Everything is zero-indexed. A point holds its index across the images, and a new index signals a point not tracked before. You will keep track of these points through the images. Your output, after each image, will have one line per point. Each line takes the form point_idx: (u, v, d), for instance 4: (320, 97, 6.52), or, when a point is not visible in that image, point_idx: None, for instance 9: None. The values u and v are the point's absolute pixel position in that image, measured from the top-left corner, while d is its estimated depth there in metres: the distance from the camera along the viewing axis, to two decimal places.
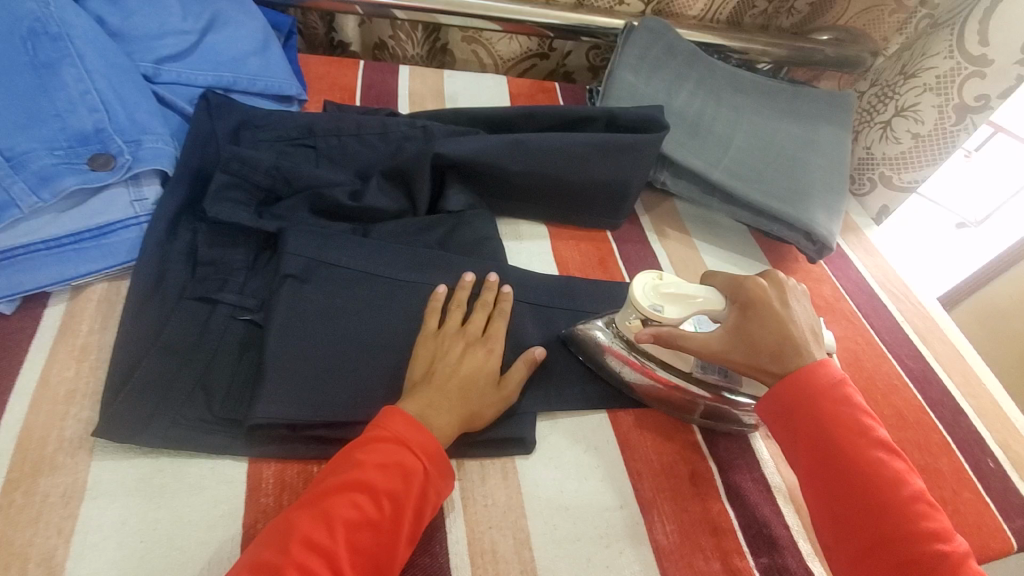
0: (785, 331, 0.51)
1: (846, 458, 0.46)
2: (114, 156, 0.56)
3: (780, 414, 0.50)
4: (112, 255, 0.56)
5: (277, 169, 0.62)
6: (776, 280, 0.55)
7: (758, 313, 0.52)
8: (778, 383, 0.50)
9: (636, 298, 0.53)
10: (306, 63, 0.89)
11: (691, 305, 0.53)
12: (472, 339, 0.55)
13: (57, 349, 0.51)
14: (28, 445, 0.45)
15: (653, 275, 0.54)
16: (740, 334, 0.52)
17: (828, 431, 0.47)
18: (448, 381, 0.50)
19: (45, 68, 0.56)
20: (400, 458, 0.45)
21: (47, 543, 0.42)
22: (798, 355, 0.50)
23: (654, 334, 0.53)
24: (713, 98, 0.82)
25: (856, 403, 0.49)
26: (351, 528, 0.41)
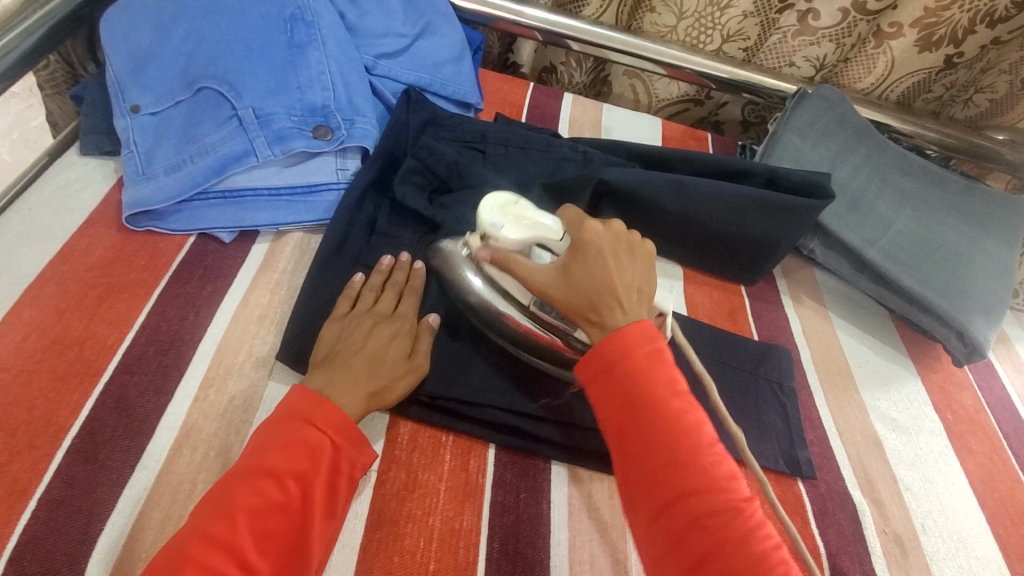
0: (606, 278, 0.48)
1: (653, 417, 0.43)
2: (332, 129, 0.65)
3: (602, 372, 0.45)
4: (313, 211, 0.65)
5: (456, 164, 0.69)
6: (614, 230, 0.52)
7: (585, 253, 0.50)
8: (602, 342, 0.46)
9: (481, 215, 0.55)
10: (483, 77, 0.97)
11: (534, 230, 0.54)
12: (381, 318, 0.56)
13: (258, 279, 0.60)
14: (226, 352, 0.54)
15: (508, 199, 0.57)
16: (564, 275, 0.50)
17: (639, 393, 0.43)
18: (354, 359, 0.51)
19: (297, 47, 0.67)
20: (302, 436, 0.45)
21: (227, 438, 0.49)
22: (613, 305, 0.47)
23: (491, 254, 0.54)
24: (878, 176, 0.80)
25: (663, 359, 0.45)
26: (255, 515, 0.41)
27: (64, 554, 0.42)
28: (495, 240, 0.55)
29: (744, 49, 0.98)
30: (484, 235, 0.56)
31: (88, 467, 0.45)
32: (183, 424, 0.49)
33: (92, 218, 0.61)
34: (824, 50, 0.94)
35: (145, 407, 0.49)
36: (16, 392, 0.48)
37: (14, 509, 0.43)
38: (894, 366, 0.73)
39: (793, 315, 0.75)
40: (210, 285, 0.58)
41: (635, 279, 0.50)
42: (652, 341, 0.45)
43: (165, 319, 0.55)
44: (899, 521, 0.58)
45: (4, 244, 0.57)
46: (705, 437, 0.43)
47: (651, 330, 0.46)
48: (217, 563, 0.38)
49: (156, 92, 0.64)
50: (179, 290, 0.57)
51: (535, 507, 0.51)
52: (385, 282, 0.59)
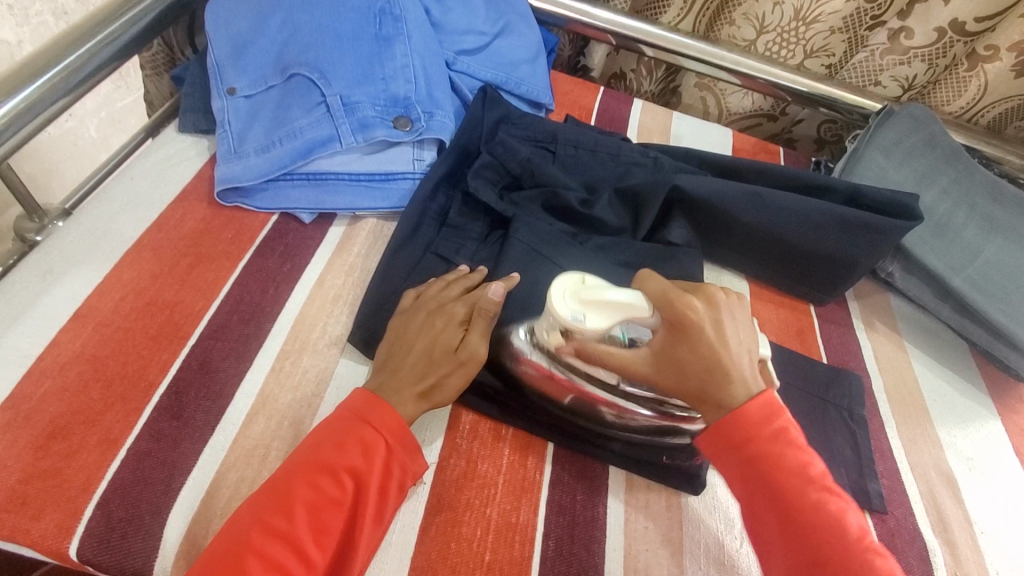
0: (716, 357, 0.44)
1: (790, 508, 0.42)
2: (412, 121, 0.67)
3: (726, 454, 0.45)
4: (389, 199, 0.67)
5: (529, 162, 0.70)
6: (709, 297, 0.46)
7: (684, 335, 0.45)
8: (722, 420, 0.45)
9: (557, 311, 0.47)
10: (554, 79, 0.98)
11: (618, 313, 0.46)
12: (432, 308, 0.53)
13: (333, 261, 0.62)
14: (302, 327, 0.56)
15: (573, 279, 0.47)
16: (664, 358, 0.46)
17: (773, 482, 0.43)
18: (405, 359, 0.50)
19: (384, 39, 0.69)
20: (357, 435, 0.46)
21: (300, 410, 0.51)
22: (728, 386, 0.44)
23: (577, 349, 0.48)
24: (967, 201, 0.75)
25: (794, 439, 0.44)
26: (312, 510, 0.42)
27: (147, 503, 0.44)
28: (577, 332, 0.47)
29: (827, 65, 0.95)
30: (562, 329, 0.48)
31: (173, 423, 0.48)
32: (259, 393, 0.51)
33: (185, 190, 0.65)
34: (915, 70, 0.90)
35: (226, 372, 0.52)
36: (114, 348, 0.52)
37: (106, 457, 0.46)
38: (973, 402, 0.69)
39: (865, 340, 0.72)
40: (290, 262, 0.61)
41: (739, 346, 0.46)
42: (777, 419, 0.44)
43: (248, 291, 0.57)
44: (974, 567, 0.55)
45: (108, 210, 0.61)
46: (851, 529, 0.41)
47: (777, 410, 0.44)
48: (276, 554, 0.40)
49: (251, 77, 0.68)
50: (261, 265, 0.60)
51: (591, 510, 0.51)
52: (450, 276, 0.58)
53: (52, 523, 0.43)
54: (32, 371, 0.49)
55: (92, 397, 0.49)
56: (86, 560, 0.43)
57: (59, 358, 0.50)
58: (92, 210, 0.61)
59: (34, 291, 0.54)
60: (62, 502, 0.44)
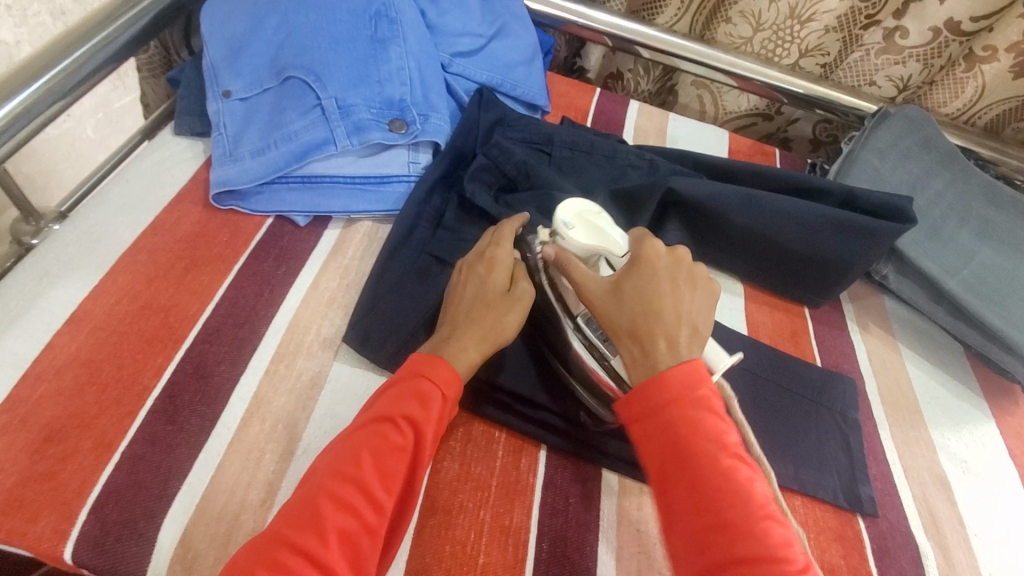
0: (657, 300, 0.47)
1: (700, 471, 0.41)
2: (407, 123, 0.67)
3: (647, 418, 0.43)
4: (384, 202, 0.67)
5: (524, 164, 0.70)
6: (674, 255, 0.50)
7: (640, 273, 0.48)
8: (645, 381, 0.43)
9: (558, 211, 0.55)
10: (551, 80, 0.98)
11: (598, 240, 0.53)
12: (473, 262, 0.55)
13: (328, 264, 0.62)
14: (296, 330, 0.56)
15: (590, 207, 0.56)
16: (614, 291, 0.48)
17: (687, 445, 0.41)
18: (460, 312, 0.52)
19: (379, 42, 0.69)
20: (415, 389, 0.46)
21: (294, 413, 0.51)
22: (656, 332, 0.45)
23: (555, 252, 0.54)
24: (962, 204, 0.76)
25: (712, 407, 0.43)
26: (378, 455, 0.43)
27: (141, 507, 0.45)
28: (562, 238, 0.55)
29: (822, 65, 0.95)
30: (553, 231, 0.56)
31: (167, 427, 0.48)
32: (254, 396, 0.51)
33: (181, 193, 0.65)
34: (910, 70, 0.90)
35: (221, 376, 0.52)
36: (109, 351, 0.52)
37: (101, 460, 0.46)
38: (967, 404, 0.69)
39: (859, 343, 0.72)
40: (284, 265, 0.61)
41: (693, 313, 0.47)
42: (703, 389, 0.43)
43: (243, 294, 0.57)
44: (966, 569, 0.55)
45: (104, 214, 0.61)
46: (758, 497, 0.40)
47: (705, 379, 0.43)
48: (346, 495, 0.41)
49: (247, 79, 0.68)
50: (256, 268, 0.60)
51: (585, 513, 0.51)
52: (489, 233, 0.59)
53: (47, 526, 0.43)
54: (29, 375, 0.49)
55: (87, 401, 0.49)
56: (81, 563, 0.43)
57: (55, 362, 0.50)
58: (87, 213, 0.61)
59: (30, 295, 0.54)
60: (57, 505, 0.44)
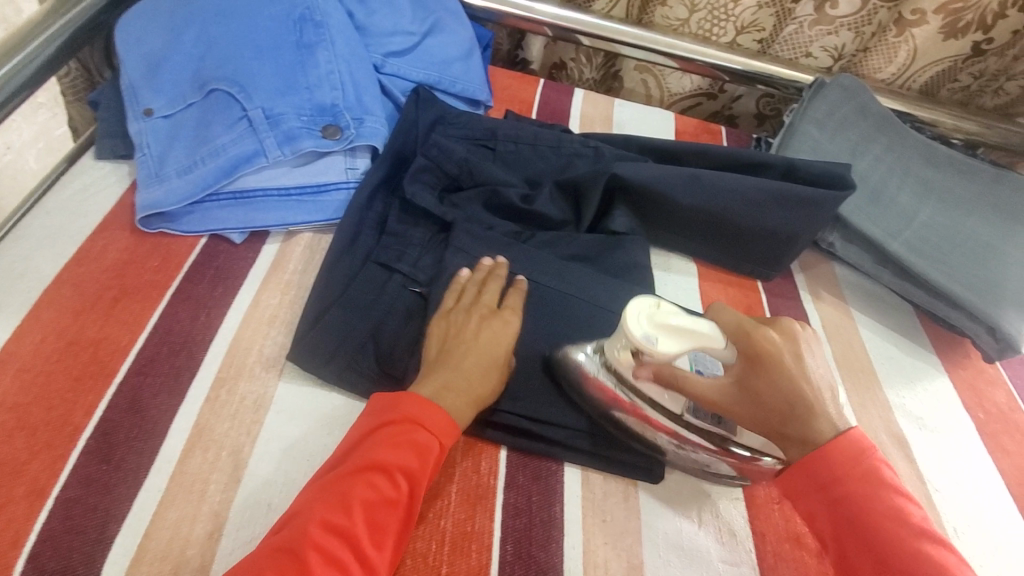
0: (798, 392, 0.46)
1: (881, 544, 0.42)
2: (342, 128, 0.65)
3: (811, 494, 0.45)
4: (323, 211, 0.65)
5: (466, 161, 0.69)
6: (788, 330, 0.49)
7: (764, 365, 0.47)
8: (809, 458, 0.45)
9: (631, 329, 0.47)
10: (493, 74, 0.97)
11: (692, 341, 0.47)
12: (485, 313, 0.55)
13: (268, 280, 0.60)
14: (237, 353, 0.54)
15: (650, 302, 0.48)
16: (746, 390, 0.48)
17: (862, 521, 0.42)
18: (466, 359, 0.51)
19: (305, 47, 0.67)
20: (410, 437, 0.46)
21: (238, 439, 0.49)
22: (809, 420, 0.46)
23: (654, 371, 0.49)
24: (900, 167, 0.77)
25: (886, 478, 0.44)
26: (368, 508, 0.42)
27: (80, 553, 0.42)
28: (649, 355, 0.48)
29: (759, 41, 0.96)
30: (634, 349, 0.49)
31: (104, 467, 0.46)
32: (195, 424, 0.49)
33: (106, 220, 0.62)
34: (843, 40, 0.91)
35: (158, 409, 0.50)
36: (36, 393, 0.49)
37: (34, 508, 0.44)
38: (920, 362, 0.70)
39: (812, 311, 0.73)
40: (221, 285, 0.59)
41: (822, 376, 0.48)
42: (872, 460, 0.44)
43: (178, 320, 0.55)
44: (928, 525, 0.56)
45: (25, 249, 0.58)
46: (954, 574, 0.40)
47: (870, 451, 0.44)
48: (333, 549, 0.40)
49: (168, 96, 0.65)
50: (190, 290, 0.58)
51: (549, 510, 0.50)
52: (484, 279, 0.59)
53: None
54: None
55: (15, 447, 0.46)
56: None
57: None
58: (8, 248, 0.58)
59: None
60: None
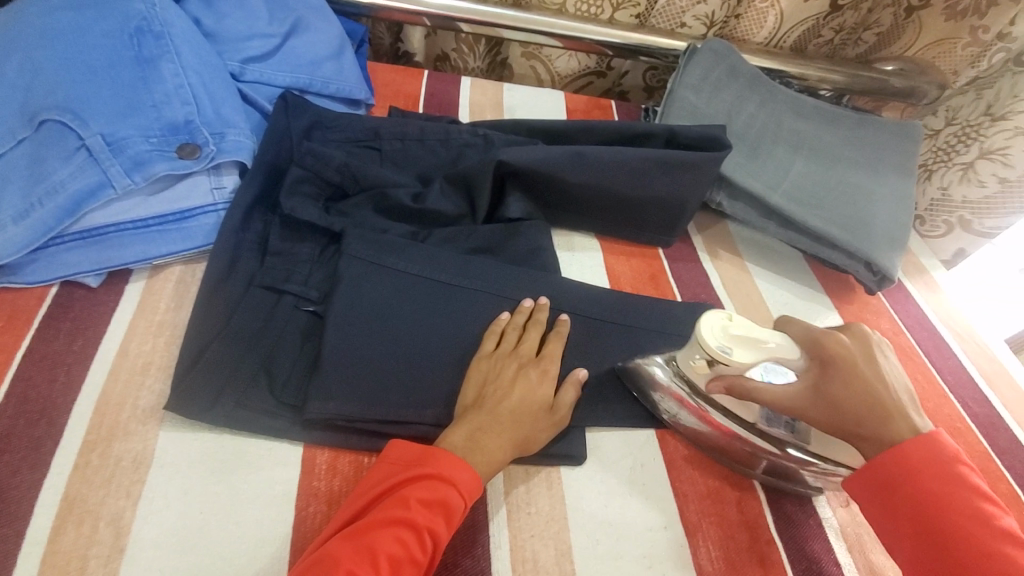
0: (872, 392, 0.48)
1: (959, 547, 0.41)
2: (200, 146, 0.60)
3: (882, 498, 0.45)
4: (191, 238, 0.60)
5: (347, 167, 0.64)
6: (860, 337, 0.51)
7: (839, 368, 0.49)
8: (879, 459, 0.46)
9: (704, 336, 0.50)
10: (374, 71, 0.93)
11: (762, 352, 0.50)
12: (525, 360, 0.53)
13: (137, 323, 0.55)
14: (106, 410, 0.49)
15: (721, 315, 0.51)
16: (817, 392, 0.49)
17: (937, 519, 0.43)
18: (502, 404, 0.50)
19: (146, 62, 0.60)
20: (443, 496, 0.43)
21: (117, 505, 0.44)
22: (889, 422, 0.47)
23: (727, 385, 0.51)
24: (773, 122, 0.81)
25: (975, 485, 0.44)
26: (393, 566, 0.39)
27: None
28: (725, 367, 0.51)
29: (636, 15, 0.98)
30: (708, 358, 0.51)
31: None
32: (63, 499, 0.44)
33: None
34: (711, 6, 0.94)
35: (17, 488, 0.44)
36: None
37: None
38: (813, 303, 0.75)
39: (711, 270, 0.75)
40: (80, 337, 0.53)
41: (900, 387, 0.49)
42: (952, 462, 0.44)
43: (31, 386, 0.49)
44: None
45: None
46: None
47: (952, 455, 0.44)
48: None
49: None
50: (43, 349, 0.51)
51: (471, 515, 0.49)
52: (528, 322, 0.57)
53: None
54: None
55: None
56: None
57: None
58: None
59: None
60: None
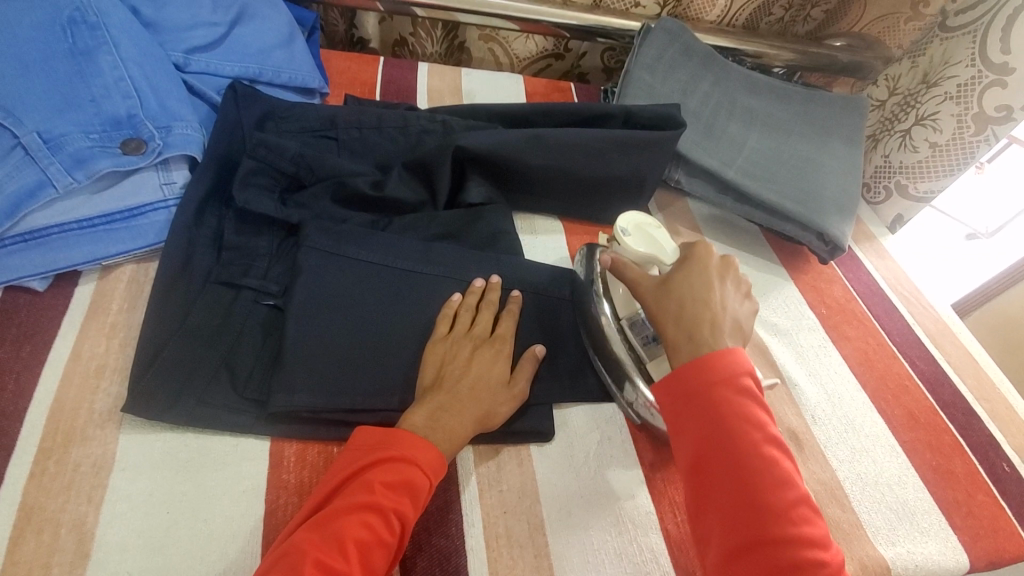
0: (706, 294, 0.51)
1: (734, 446, 0.43)
2: (145, 141, 0.58)
3: (677, 399, 0.46)
4: (141, 236, 0.58)
5: (302, 157, 0.63)
6: (727, 261, 0.55)
7: (693, 269, 0.53)
8: (681, 367, 0.46)
9: (618, 220, 0.59)
10: (327, 59, 0.91)
11: (652, 248, 0.57)
12: (479, 341, 0.54)
13: (89, 326, 0.53)
14: (61, 416, 0.47)
15: (645, 219, 0.60)
16: (664, 283, 0.52)
17: (717, 421, 0.44)
18: (460, 384, 0.51)
19: (82, 54, 0.58)
20: (407, 476, 0.44)
21: (78, 510, 0.43)
22: (705, 319, 0.49)
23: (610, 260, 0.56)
24: (727, 100, 0.83)
25: (749, 394, 0.45)
26: (361, 549, 0.40)
27: None
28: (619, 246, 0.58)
29: None
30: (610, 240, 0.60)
31: None
32: (20, 509, 0.43)
33: None
34: None
35: None
36: None
37: None
38: (770, 275, 0.77)
39: None
40: (28, 344, 0.51)
41: (736, 310, 0.52)
42: (746, 375, 0.46)
43: None
44: (793, 418, 0.62)
45: None
46: (786, 480, 0.42)
47: (747, 366, 0.46)
48: None
49: None
50: None
51: (443, 495, 0.50)
52: (480, 302, 0.57)
53: None
54: None
55: None
56: None
57: None
58: None
59: None
60: None
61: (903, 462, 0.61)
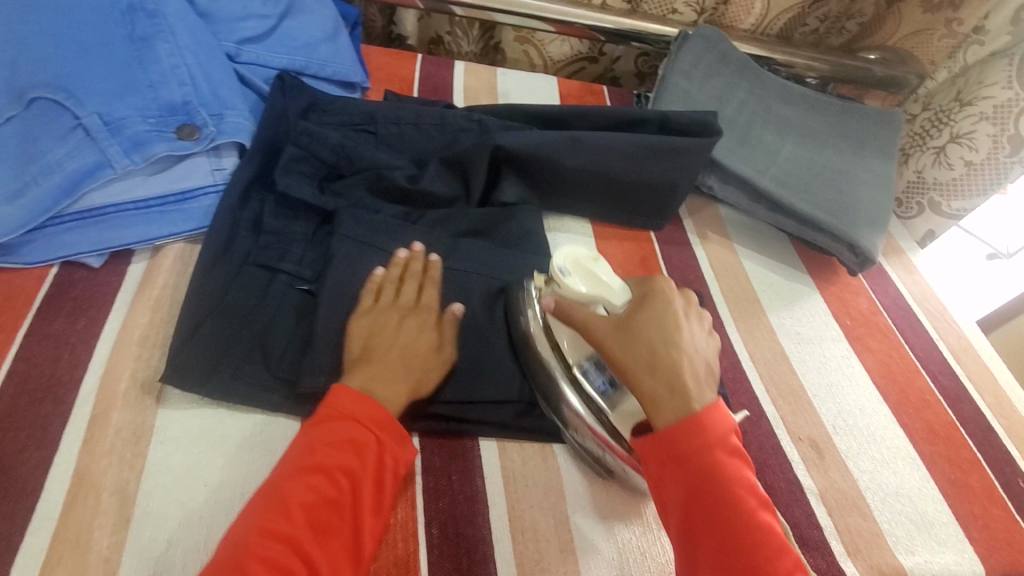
0: (672, 342, 0.50)
1: (723, 512, 0.42)
2: (199, 127, 0.60)
3: (668, 465, 0.45)
4: (191, 219, 0.60)
5: (342, 147, 0.65)
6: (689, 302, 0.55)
7: (655, 311, 0.51)
8: (670, 428, 0.45)
9: (556, 256, 0.56)
10: (366, 53, 0.92)
11: (595, 290, 0.54)
12: (406, 310, 0.54)
13: (134, 302, 0.55)
14: (109, 386, 0.49)
15: (587, 253, 0.56)
16: (625, 327, 0.51)
17: (706, 484, 0.43)
18: (388, 353, 0.51)
19: (140, 40, 0.60)
20: (349, 435, 0.46)
21: (123, 478, 0.45)
22: (675, 367, 0.48)
23: (555, 301, 0.54)
24: (762, 109, 0.83)
25: (736, 459, 0.45)
26: (307, 509, 0.42)
27: None
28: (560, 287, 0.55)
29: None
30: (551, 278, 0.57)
31: None
32: (73, 472, 0.45)
33: None
34: None
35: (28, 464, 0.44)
36: None
37: None
38: (795, 283, 0.78)
39: (701, 253, 0.77)
40: (81, 316, 0.53)
41: (702, 350, 0.52)
42: (732, 437, 0.45)
43: (33, 366, 0.49)
44: (814, 428, 0.62)
45: None
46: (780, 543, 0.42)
47: (732, 427, 0.46)
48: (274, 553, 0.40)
49: None
50: (46, 329, 0.52)
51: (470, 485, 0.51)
52: (404, 273, 0.57)
53: None
54: None
55: None
56: None
57: None
58: None
59: None
60: None
61: (923, 475, 0.61)
